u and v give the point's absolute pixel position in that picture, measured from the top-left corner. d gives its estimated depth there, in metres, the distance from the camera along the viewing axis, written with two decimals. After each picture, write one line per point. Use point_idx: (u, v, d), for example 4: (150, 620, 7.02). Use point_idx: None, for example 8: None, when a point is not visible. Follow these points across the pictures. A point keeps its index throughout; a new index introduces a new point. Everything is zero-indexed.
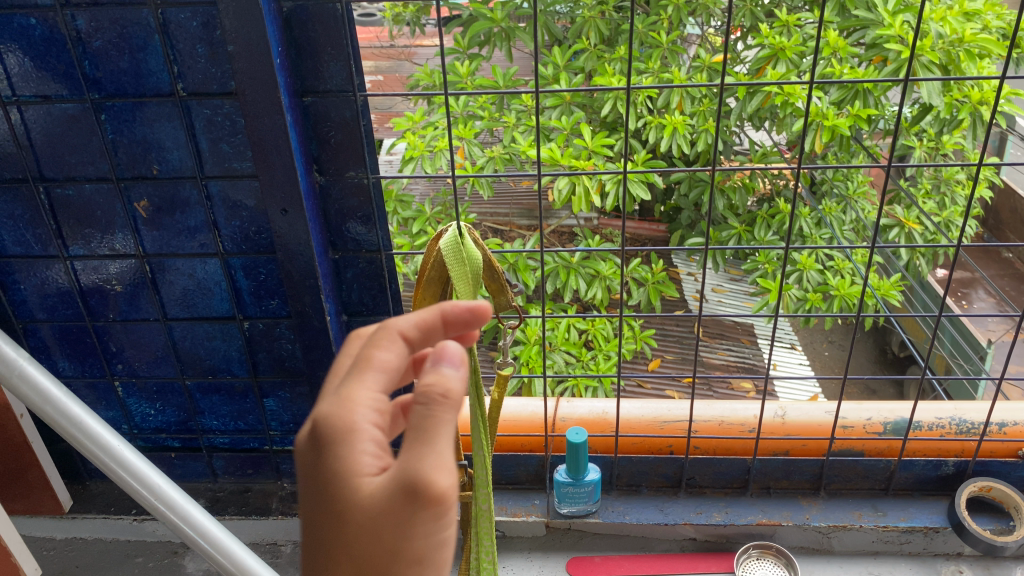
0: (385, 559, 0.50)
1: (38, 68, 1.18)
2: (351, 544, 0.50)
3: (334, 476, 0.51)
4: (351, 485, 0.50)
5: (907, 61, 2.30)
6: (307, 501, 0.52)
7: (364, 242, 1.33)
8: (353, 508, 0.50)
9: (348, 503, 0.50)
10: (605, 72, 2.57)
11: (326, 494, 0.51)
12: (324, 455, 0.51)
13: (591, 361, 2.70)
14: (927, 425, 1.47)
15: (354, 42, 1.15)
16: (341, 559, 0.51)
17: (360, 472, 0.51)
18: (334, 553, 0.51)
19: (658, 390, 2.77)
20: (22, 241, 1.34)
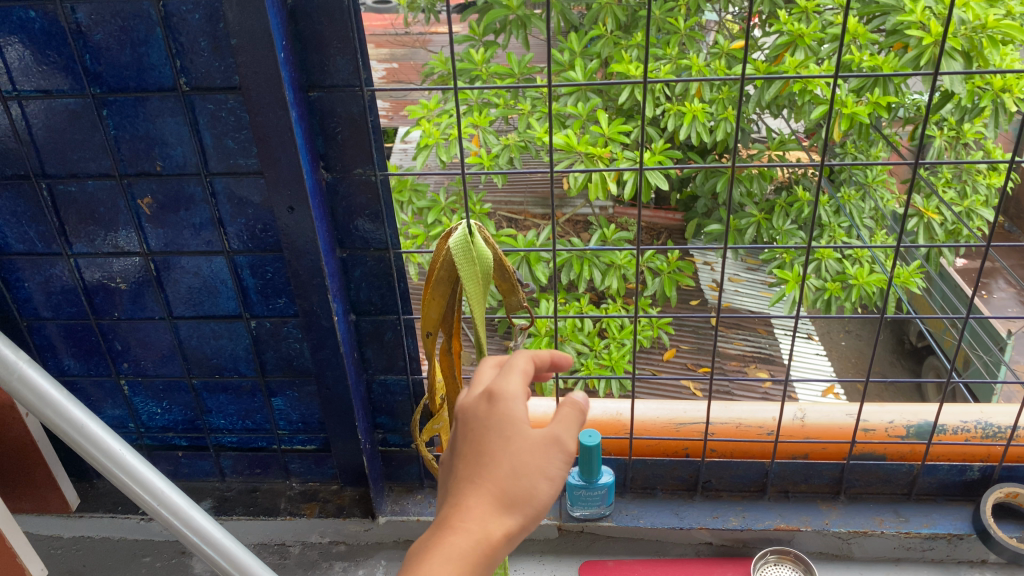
0: (536, 459, 0.67)
1: (38, 61, 1.16)
2: (509, 448, 0.68)
3: (500, 407, 0.70)
4: (513, 412, 0.70)
5: (929, 47, 2.23)
6: (474, 428, 0.71)
7: (372, 240, 1.29)
8: (514, 425, 0.69)
9: (512, 424, 0.69)
10: (622, 59, 2.52)
11: (493, 417, 0.70)
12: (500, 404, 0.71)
13: (605, 351, 2.66)
14: (952, 428, 1.43)
15: (361, 34, 1.12)
16: (500, 458, 0.67)
17: (518, 411, 0.70)
18: (496, 452, 0.68)
19: (673, 381, 2.73)
20: (26, 239, 1.32)
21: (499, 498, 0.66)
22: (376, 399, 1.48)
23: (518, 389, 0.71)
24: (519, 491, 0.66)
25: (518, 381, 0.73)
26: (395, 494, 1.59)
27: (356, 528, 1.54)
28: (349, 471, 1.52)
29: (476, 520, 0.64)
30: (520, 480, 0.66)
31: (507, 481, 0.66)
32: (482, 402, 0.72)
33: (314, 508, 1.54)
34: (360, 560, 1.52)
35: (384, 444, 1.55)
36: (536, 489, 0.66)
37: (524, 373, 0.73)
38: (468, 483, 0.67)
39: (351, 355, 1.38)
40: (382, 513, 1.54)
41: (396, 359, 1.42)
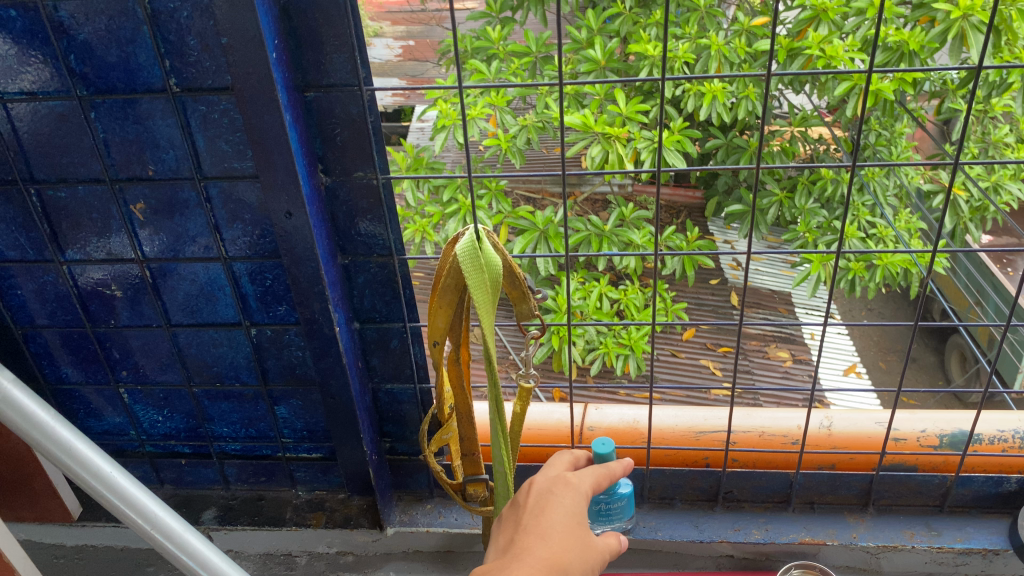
0: (594, 549, 0.89)
1: (21, 62, 1.10)
2: (575, 529, 0.90)
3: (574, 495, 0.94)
4: (581, 504, 0.93)
5: (957, 21, 2.12)
6: (546, 497, 0.94)
7: (375, 245, 1.23)
8: (582, 512, 0.92)
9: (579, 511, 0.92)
10: (641, 36, 2.42)
11: (568, 499, 0.93)
12: (578, 487, 0.95)
13: (624, 331, 2.58)
14: (988, 438, 1.36)
15: (359, 30, 1.05)
16: (566, 531, 0.90)
17: (583, 505, 0.94)
18: (565, 526, 0.90)
19: (692, 361, 2.66)
20: (17, 246, 1.27)
21: (563, 559, 0.87)
22: (383, 408, 1.43)
23: (588, 488, 0.95)
24: (574, 561, 0.87)
25: (586, 481, 0.97)
26: (403, 504, 1.53)
27: (364, 538, 1.50)
28: (356, 481, 1.47)
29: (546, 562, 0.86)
30: (581, 552, 0.88)
31: (568, 547, 0.88)
32: (558, 481, 0.96)
33: (321, 518, 1.50)
34: (367, 571, 1.49)
35: (392, 453, 1.49)
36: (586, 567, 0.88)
37: (595, 477, 0.97)
38: (539, 534, 0.89)
39: (355, 364, 1.33)
40: (390, 523, 1.48)
41: (403, 367, 1.37)
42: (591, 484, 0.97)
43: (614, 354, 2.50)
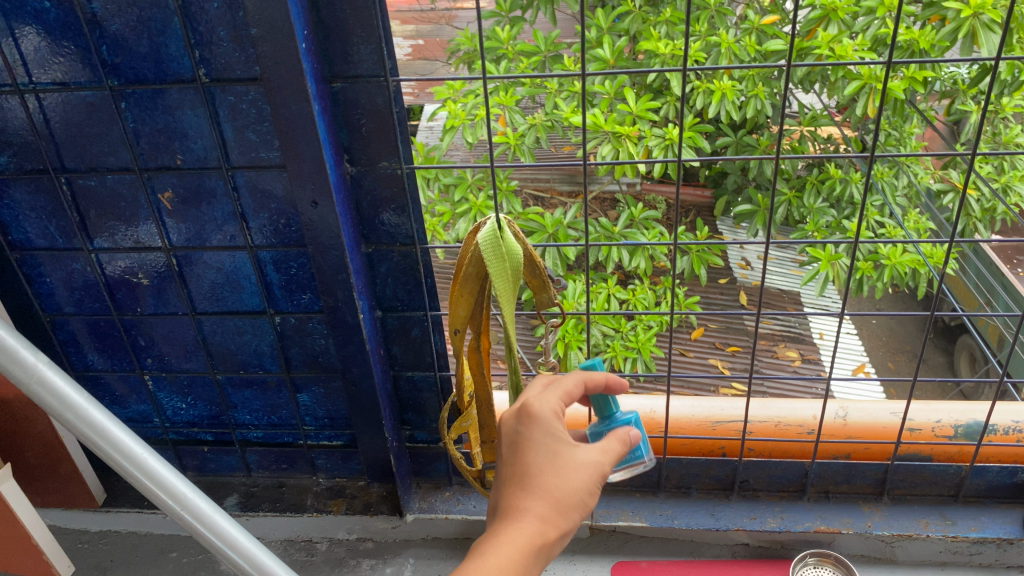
0: (587, 472, 0.78)
1: (54, 52, 1.12)
2: (557, 462, 0.78)
3: (545, 422, 0.81)
4: (552, 426, 0.81)
5: (968, 20, 2.12)
6: (517, 438, 0.81)
7: (398, 234, 1.25)
8: (558, 437, 0.80)
9: (557, 437, 0.80)
10: (651, 35, 2.43)
11: (539, 432, 0.80)
12: (543, 411, 0.82)
13: (631, 332, 2.57)
14: (1004, 429, 1.36)
15: (385, 21, 1.07)
16: (549, 469, 0.78)
17: (556, 427, 0.81)
18: (545, 465, 0.78)
19: (701, 360, 2.67)
20: (46, 234, 1.29)
21: (556, 502, 0.76)
22: (403, 396, 1.45)
23: (553, 408, 0.82)
24: (570, 499, 0.77)
25: (553, 401, 0.83)
26: (422, 491, 1.56)
27: (383, 525, 1.52)
28: (376, 469, 1.49)
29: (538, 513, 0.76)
30: (573, 483, 0.77)
31: (558, 489, 0.77)
32: (520, 414, 0.83)
33: (341, 505, 1.52)
34: (387, 557, 1.50)
35: (411, 441, 1.52)
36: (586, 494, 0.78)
37: (561, 394, 0.84)
38: (522, 482, 0.78)
39: (377, 352, 1.35)
40: (410, 510, 1.51)
41: (423, 355, 1.39)
42: (560, 400, 0.84)
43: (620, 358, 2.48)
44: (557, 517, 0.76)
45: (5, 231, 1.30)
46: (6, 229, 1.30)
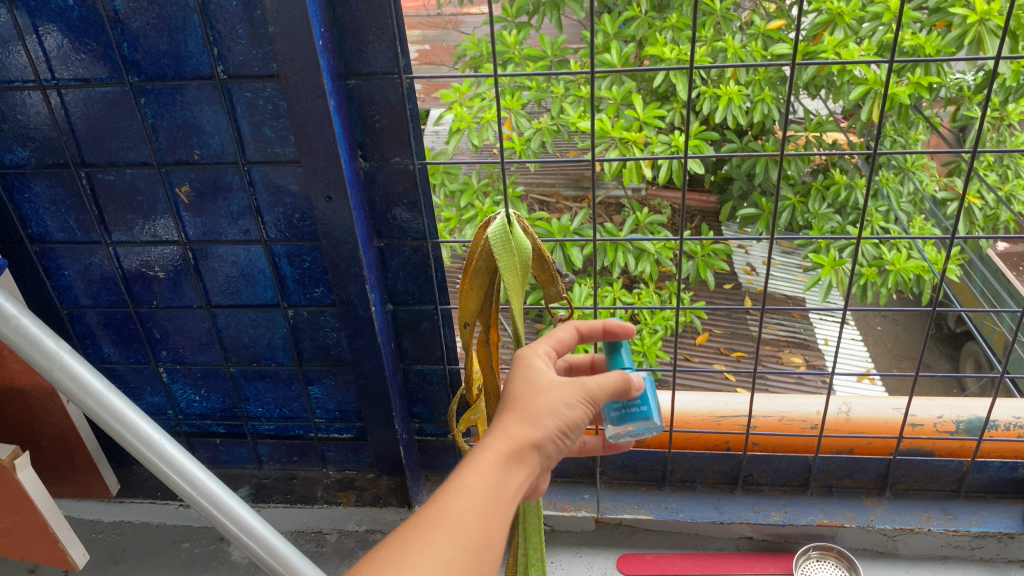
0: (563, 388, 0.83)
1: (76, 49, 1.15)
2: (534, 385, 0.84)
3: (528, 360, 0.88)
4: (533, 361, 0.87)
5: (974, 26, 2.14)
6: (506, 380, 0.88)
7: (410, 229, 1.28)
8: (537, 368, 0.86)
9: (539, 368, 0.86)
10: (658, 41, 2.44)
11: (521, 368, 0.86)
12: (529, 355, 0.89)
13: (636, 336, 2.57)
14: (1005, 424, 1.39)
15: (400, 20, 1.09)
16: (527, 391, 0.83)
17: (537, 363, 0.87)
18: (524, 388, 0.83)
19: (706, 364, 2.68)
20: (66, 227, 1.33)
21: (530, 414, 0.81)
22: (413, 389, 1.48)
23: (539, 349, 0.89)
24: (543, 410, 0.81)
25: (541, 348, 0.91)
26: (430, 484, 1.58)
27: (392, 517, 1.54)
28: (385, 461, 1.52)
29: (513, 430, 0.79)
30: (547, 398, 0.82)
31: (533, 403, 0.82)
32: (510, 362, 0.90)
33: (351, 496, 1.55)
34: None
35: (420, 434, 1.54)
36: (564, 413, 0.82)
37: (552, 341, 0.92)
38: (503, 408, 0.83)
39: (388, 345, 1.37)
40: (418, 502, 1.53)
41: (433, 349, 1.41)
42: (549, 346, 0.91)
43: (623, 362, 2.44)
44: (533, 434, 0.79)
45: (25, 224, 1.33)
46: (27, 223, 1.33)
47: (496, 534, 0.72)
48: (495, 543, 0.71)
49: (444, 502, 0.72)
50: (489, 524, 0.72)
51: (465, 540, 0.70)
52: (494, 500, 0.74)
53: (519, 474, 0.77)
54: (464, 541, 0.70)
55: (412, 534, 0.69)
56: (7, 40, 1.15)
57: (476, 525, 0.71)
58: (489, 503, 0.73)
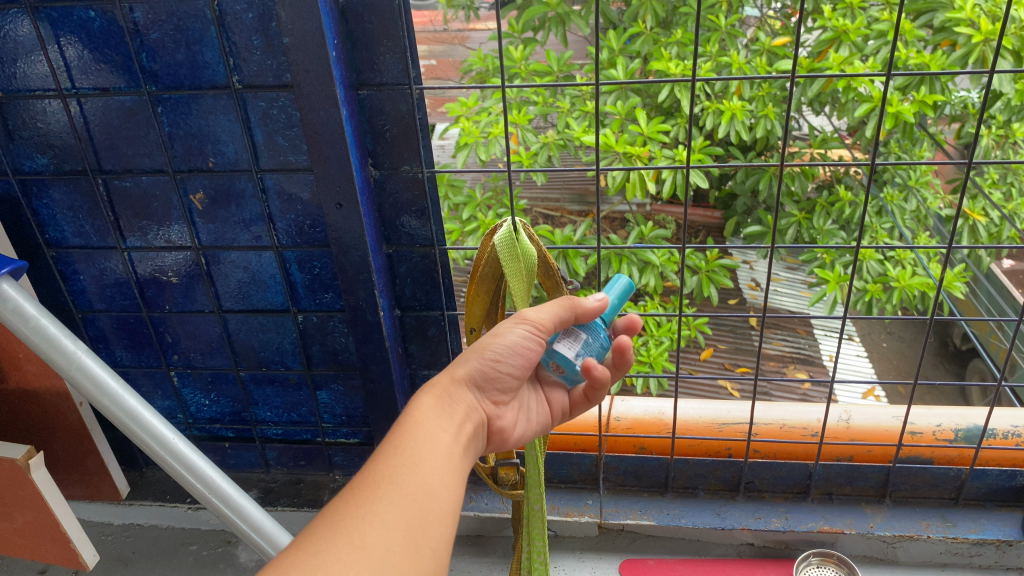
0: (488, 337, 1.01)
1: (96, 59, 1.18)
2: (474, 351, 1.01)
3: None
4: None
5: (978, 45, 2.15)
6: None
7: (418, 236, 1.31)
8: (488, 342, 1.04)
9: None
10: (663, 56, 2.47)
11: None
12: None
13: (641, 349, 2.57)
14: (1003, 433, 1.41)
15: (411, 33, 1.13)
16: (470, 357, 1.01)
17: None
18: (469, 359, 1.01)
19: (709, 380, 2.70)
20: (82, 233, 1.36)
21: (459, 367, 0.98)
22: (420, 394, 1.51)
23: None
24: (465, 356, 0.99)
25: None
26: None
27: None
28: None
29: (438, 382, 0.96)
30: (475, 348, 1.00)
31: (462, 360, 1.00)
32: None
33: None
34: None
35: None
36: (487, 352, 0.98)
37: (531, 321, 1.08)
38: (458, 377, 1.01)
39: (396, 350, 1.40)
40: None
41: (439, 355, 1.44)
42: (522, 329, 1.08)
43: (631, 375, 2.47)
44: (455, 376, 0.96)
45: (43, 229, 1.36)
46: (44, 228, 1.36)
47: (431, 492, 0.81)
48: (432, 499, 0.80)
49: (374, 471, 0.81)
50: (422, 482, 0.81)
51: (399, 501, 0.79)
52: (423, 463, 0.84)
53: (446, 430, 0.90)
54: (397, 502, 0.78)
55: (346, 502, 0.78)
56: (29, 50, 1.19)
57: (407, 486, 0.80)
58: (416, 466, 0.83)
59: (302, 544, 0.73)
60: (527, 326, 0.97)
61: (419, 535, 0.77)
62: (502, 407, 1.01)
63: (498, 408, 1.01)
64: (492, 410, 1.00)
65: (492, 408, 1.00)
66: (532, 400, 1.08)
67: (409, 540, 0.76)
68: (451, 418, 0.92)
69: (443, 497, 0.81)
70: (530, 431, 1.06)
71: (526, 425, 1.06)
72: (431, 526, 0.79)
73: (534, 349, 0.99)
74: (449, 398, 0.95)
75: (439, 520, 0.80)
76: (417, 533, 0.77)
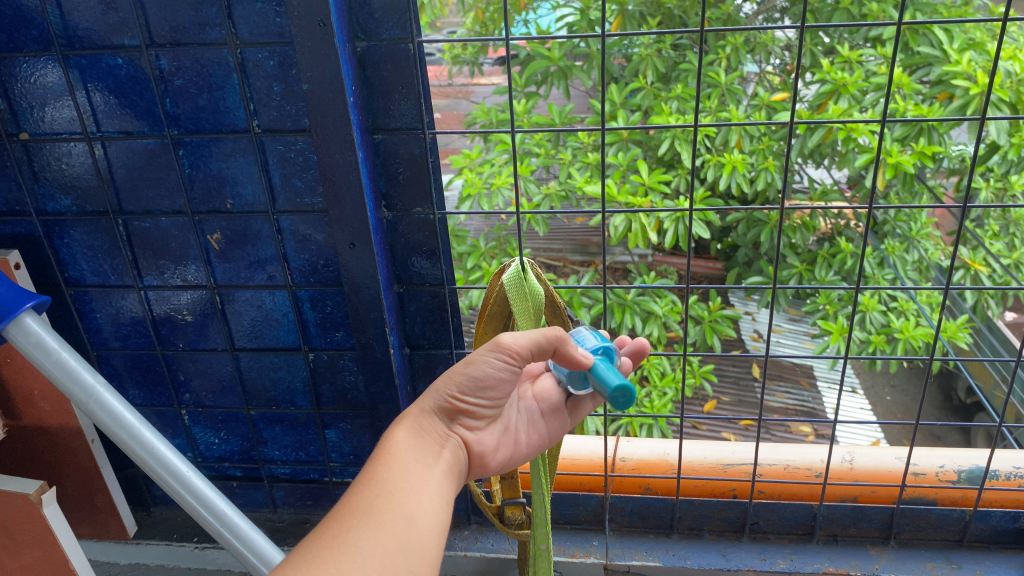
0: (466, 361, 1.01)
1: (122, 105, 1.23)
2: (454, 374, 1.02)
3: None
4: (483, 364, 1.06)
5: (976, 97, 2.20)
6: None
7: (428, 276, 1.34)
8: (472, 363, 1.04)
9: None
10: (664, 110, 2.54)
11: None
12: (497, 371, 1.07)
13: (647, 400, 2.57)
14: (1005, 474, 1.42)
15: (425, 80, 1.17)
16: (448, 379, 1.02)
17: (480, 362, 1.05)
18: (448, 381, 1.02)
19: (714, 431, 2.71)
20: (100, 271, 1.39)
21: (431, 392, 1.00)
22: None
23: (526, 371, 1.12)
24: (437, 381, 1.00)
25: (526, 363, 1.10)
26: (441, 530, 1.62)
27: None
28: None
29: (409, 413, 0.98)
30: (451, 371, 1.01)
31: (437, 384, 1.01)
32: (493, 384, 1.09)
33: None
34: None
35: None
36: (459, 381, 0.99)
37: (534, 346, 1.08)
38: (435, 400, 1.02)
39: (405, 388, 1.43)
40: None
41: None
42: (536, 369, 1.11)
43: (637, 424, 2.48)
44: (427, 404, 0.98)
45: (62, 269, 1.40)
46: (64, 267, 1.39)
47: (409, 518, 0.83)
48: (409, 526, 0.83)
49: (350, 502, 0.83)
50: (399, 510, 0.84)
51: (375, 530, 0.81)
52: (400, 493, 0.86)
53: (422, 459, 0.92)
54: (373, 530, 0.81)
55: (323, 532, 0.80)
56: (58, 95, 1.24)
57: (383, 515, 0.82)
58: (392, 495, 0.85)
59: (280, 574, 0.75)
60: (499, 352, 0.97)
61: (396, 561, 0.79)
62: (481, 432, 1.02)
63: (476, 434, 1.01)
64: (470, 436, 1.01)
65: (469, 434, 1.01)
66: (525, 431, 1.07)
67: (387, 566, 0.78)
68: (420, 449, 0.94)
69: (421, 521, 0.84)
70: (514, 450, 1.06)
71: (513, 449, 1.06)
72: (408, 551, 0.81)
73: (506, 375, 0.99)
74: (420, 429, 0.96)
75: (418, 544, 0.82)
76: (394, 559, 0.79)
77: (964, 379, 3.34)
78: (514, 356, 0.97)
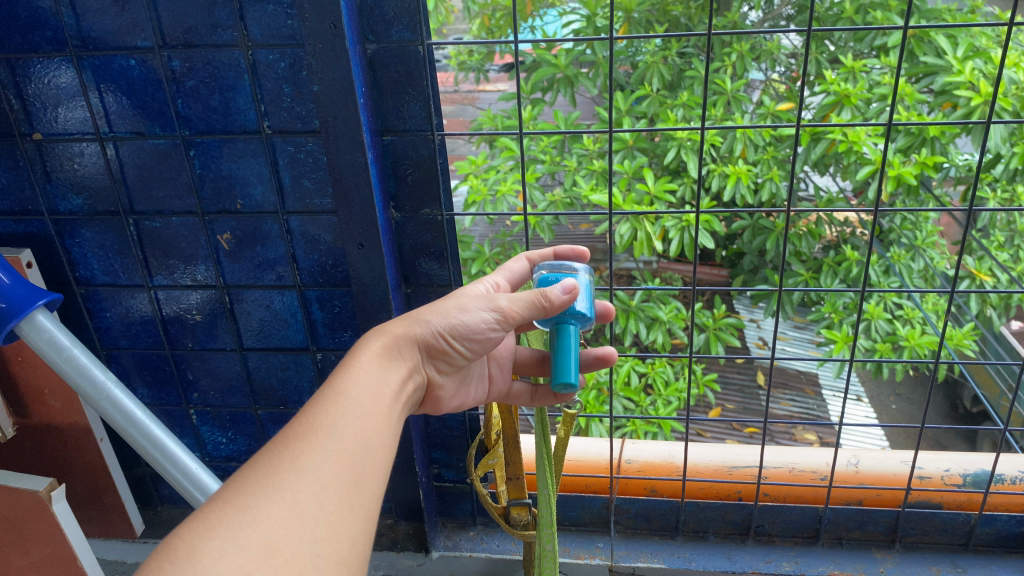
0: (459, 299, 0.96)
1: (134, 106, 1.24)
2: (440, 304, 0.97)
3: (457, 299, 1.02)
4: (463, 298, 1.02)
5: (980, 107, 2.19)
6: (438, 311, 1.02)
7: (436, 277, 1.35)
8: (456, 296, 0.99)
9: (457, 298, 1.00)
10: (668, 118, 2.54)
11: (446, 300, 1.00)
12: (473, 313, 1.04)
13: (650, 407, 2.57)
14: (1011, 478, 1.41)
15: (434, 83, 1.18)
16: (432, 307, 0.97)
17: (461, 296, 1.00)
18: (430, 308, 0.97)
19: (718, 438, 2.71)
20: (110, 271, 1.40)
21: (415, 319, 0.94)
22: (433, 434, 1.52)
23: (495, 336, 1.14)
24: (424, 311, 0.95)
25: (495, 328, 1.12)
26: (447, 530, 1.62)
27: (409, 563, 1.56)
28: (403, 506, 1.57)
29: (392, 331, 0.92)
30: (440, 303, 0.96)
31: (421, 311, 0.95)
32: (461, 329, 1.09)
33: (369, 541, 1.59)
34: None
35: (438, 479, 1.59)
36: (450, 322, 0.94)
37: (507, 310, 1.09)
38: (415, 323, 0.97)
39: None
40: (435, 547, 1.57)
41: None
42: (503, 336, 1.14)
43: (642, 431, 2.48)
44: (412, 331, 0.93)
45: (73, 268, 1.41)
46: (75, 266, 1.41)
47: (367, 449, 0.78)
48: (368, 457, 0.77)
49: (311, 422, 0.77)
50: (359, 438, 0.78)
51: (334, 457, 0.75)
52: (360, 419, 0.80)
53: (388, 383, 0.86)
54: (332, 457, 0.75)
55: (280, 451, 0.74)
56: (70, 95, 1.25)
57: (344, 442, 0.77)
58: (354, 420, 0.79)
59: (229, 497, 0.69)
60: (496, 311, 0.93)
61: (353, 493, 0.74)
62: (447, 377, 0.99)
63: (442, 377, 0.99)
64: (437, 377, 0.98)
65: (437, 374, 0.98)
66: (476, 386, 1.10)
67: (344, 498, 0.73)
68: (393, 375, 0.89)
69: (379, 454, 0.78)
70: (462, 400, 1.07)
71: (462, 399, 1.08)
72: (365, 484, 0.75)
73: (494, 335, 0.96)
74: (397, 353, 0.91)
75: (374, 479, 0.77)
76: (351, 491, 0.74)
77: (969, 388, 3.34)
78: (507, 318, 0.93)
